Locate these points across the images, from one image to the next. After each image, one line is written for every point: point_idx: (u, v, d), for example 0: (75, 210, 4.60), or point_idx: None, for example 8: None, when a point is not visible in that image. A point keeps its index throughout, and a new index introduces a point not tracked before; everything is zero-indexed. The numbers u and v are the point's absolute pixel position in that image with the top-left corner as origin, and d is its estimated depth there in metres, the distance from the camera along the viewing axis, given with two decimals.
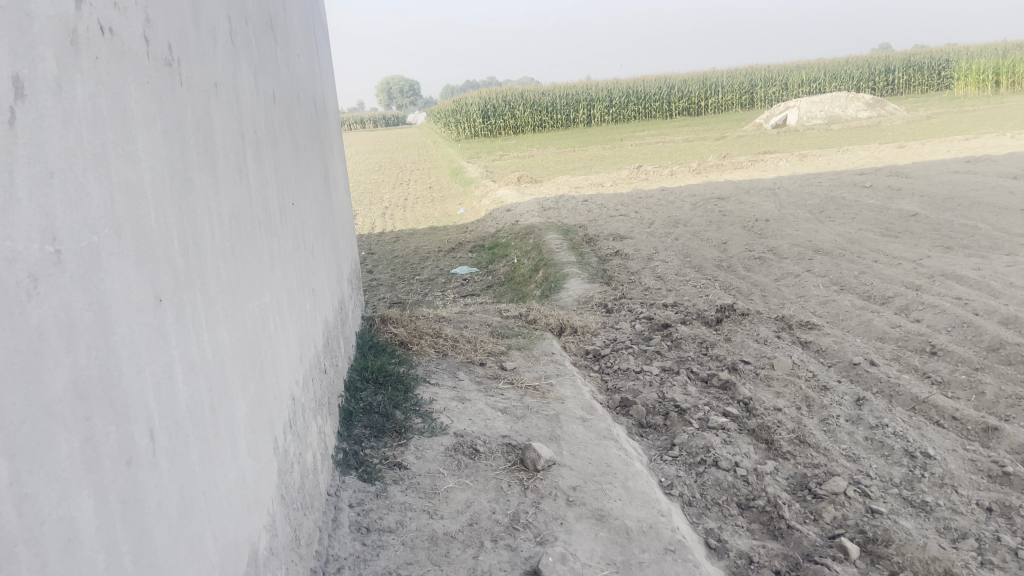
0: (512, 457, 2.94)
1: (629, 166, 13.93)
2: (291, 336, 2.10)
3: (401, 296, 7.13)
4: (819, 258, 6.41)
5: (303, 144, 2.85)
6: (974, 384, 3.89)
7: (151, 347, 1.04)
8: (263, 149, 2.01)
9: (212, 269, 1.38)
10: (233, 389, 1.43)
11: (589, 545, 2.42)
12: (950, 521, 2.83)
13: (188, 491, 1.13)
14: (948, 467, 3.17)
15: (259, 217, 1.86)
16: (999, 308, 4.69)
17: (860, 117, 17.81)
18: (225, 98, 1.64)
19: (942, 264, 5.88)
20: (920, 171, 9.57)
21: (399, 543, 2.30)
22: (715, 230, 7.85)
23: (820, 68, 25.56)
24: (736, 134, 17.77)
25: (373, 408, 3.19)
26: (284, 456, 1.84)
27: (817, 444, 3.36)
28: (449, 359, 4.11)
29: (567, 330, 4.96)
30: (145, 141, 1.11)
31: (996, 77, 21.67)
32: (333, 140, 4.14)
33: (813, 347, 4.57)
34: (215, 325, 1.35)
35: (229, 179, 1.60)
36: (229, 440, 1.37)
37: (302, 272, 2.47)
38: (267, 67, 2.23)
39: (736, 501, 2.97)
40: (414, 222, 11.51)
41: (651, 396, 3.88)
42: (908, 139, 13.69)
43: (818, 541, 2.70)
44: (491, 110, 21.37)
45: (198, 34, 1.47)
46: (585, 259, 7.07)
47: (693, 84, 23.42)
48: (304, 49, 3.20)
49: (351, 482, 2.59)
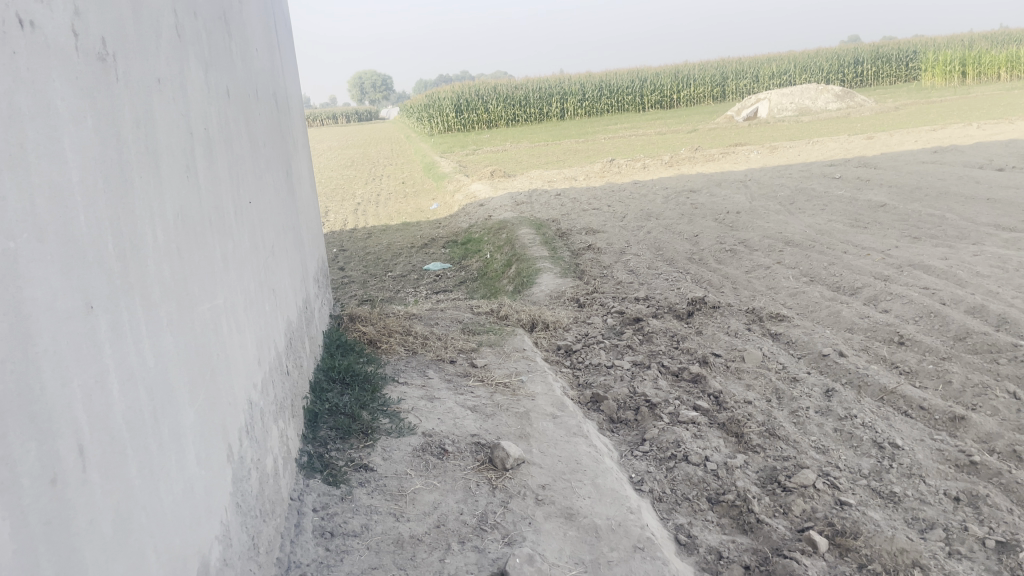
0: (481, 456, 2.91)
1: (601, 160, 13.90)
2: (248, 338, 2.05)
3: (373, 293, 7.07)
4: (789, 250, 6.45)
5: (262, 141, 2.78)
6: (941, 374, 3.92)
7: (80, 357, 0.99)
8: (215, 148, 1.95)
9: (154, 272, 1.33)
10: (181, 395, 1.39)
11: (558, 545, 2.40)
12: (918, 512, 2.84)
13: (125, 507, 1.08)
14: (916, 457, 3.19)
15: (210, 216, 1.80)
16: (966, 298, 4.74)
17: (829, 109, 17.98)
18: (170, 95, 1.58)
19: (910, 254, 5.93)
20: (888, 162, 9.65)
21: (363, 547, 2.26)
22: (686, 223, 7.85)
23: (791, 60, 25.75)
24: (708, 126, 17.83)
25: (339, 409, 3.14)
26: (239, 464, 1.79)
27: (787, 437, 3.36)
28: (418, 357, 4.06)
29: (539, 326, 4.94)
30: (74, 141, 1.06)
31: (962, 69, 21.93)
32: (296, 136, 4.06)
33: (783, 338, 4.59)
34: (158, 330, 1.31)
35: (175, 178, 1.55)
36: (175, 449, 1.32)
37: (262, 272, 2.41)
38: (220, 62, 2.16)
39: (706, 496, 2.96)
40: (386, 218, 11.40)
41: (622, 391, 3.87)
42: (876, 130, 13.83)
43: (788, 535, 2.69)
44: (464, 105, 21.32)
45: (139, 27, 1.42)
46: (557, 253, 7.04)
47: (665, 77, 23.51)
48: (263, 43, 3.13)
49: (316, 485, 2.54)
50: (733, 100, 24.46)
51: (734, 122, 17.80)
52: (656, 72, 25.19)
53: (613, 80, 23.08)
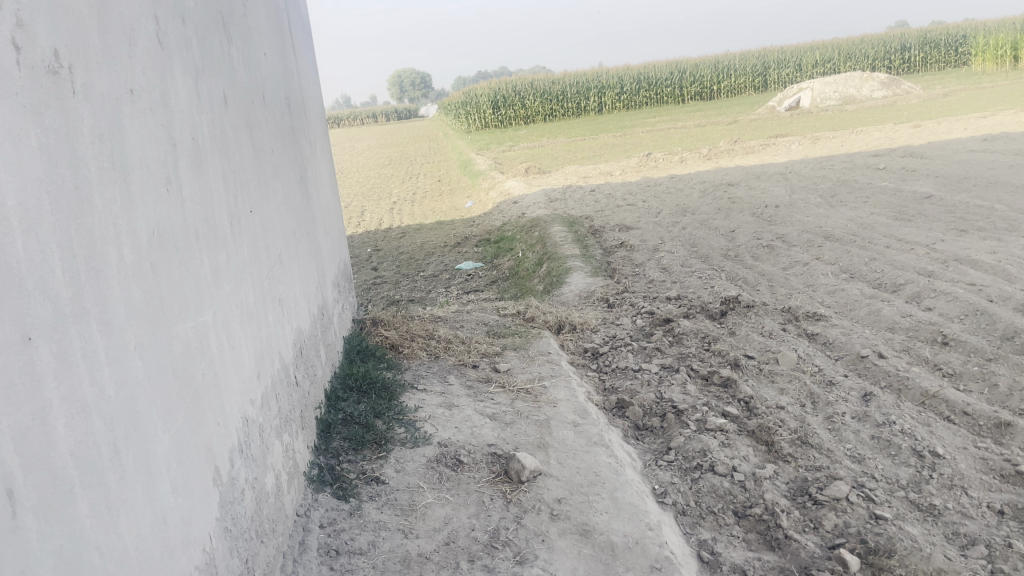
0: (497, 468, 2.82)
1: (638, 154, 13.70)
2: (245, 354, 1.99)
3: (404, 294, 7.03)
4: (829, 245, 6.25)
5: (269, 147, 2.72)
6: (987, 376, 3.73)
7: (10, 396, 0.94)
8: (206, 158, 1.88)
9: (119, 295, 1.26)
10: (152, 422, 1.32)
11: (571, 564, 2.32)
12: (959, 527, 2.68)
13: (74, 548, 1.03)
14: (958, 467, 3.02)
15: (198, 230, 1.73)
16: (1014, 294, 4.52)
17: (874, 96, 17.52)
18: (148, 105, 1.51)
19: (956, 248, 5.69)
20: (934, 151, 9.32)
21: (369, 566, 2.19)
22: (723, 218, 7.67)
23: (835, 47, 25.13)
24: (749, 117, 17.47)
25: (354, 418, 3.08)
26: (230, 485, 1.72)
27: (820, 445, 3.21)
28: (440, 363, 3.99)
29: (566, 328, 4.82)
30: (12, 162, 1.00)
31: (1014, 52, 21.16)
32: (314, 138, 3.99)
33: (820, 339, 4.42)
34: (124, 355, 1.24)
35: (151, 192, 1.47)
36: (143, 482, 1.25)
37: (264, 282, 2.34)
38: (215, 65, 2.09)
39: (732, 509, 2.84)
40: (422, 217, 11.34)
41: (648, 396, 3.74)
42: (924, 118, 13.43)
43: (818, 553, 2.56)
44: (500, 100, 21.27)
45: (106, 37, 1.33)
46: (589, 251, 6.91)
47: (705, 69, 23.17)
48: (273, 44, 3.06)
49: (324, 499, 2.48)
50: (775, 89, 24.00)
51: (777, 112, 17.43)
52: (694, 63, 24.77)
53: (649, 72, 22.77)
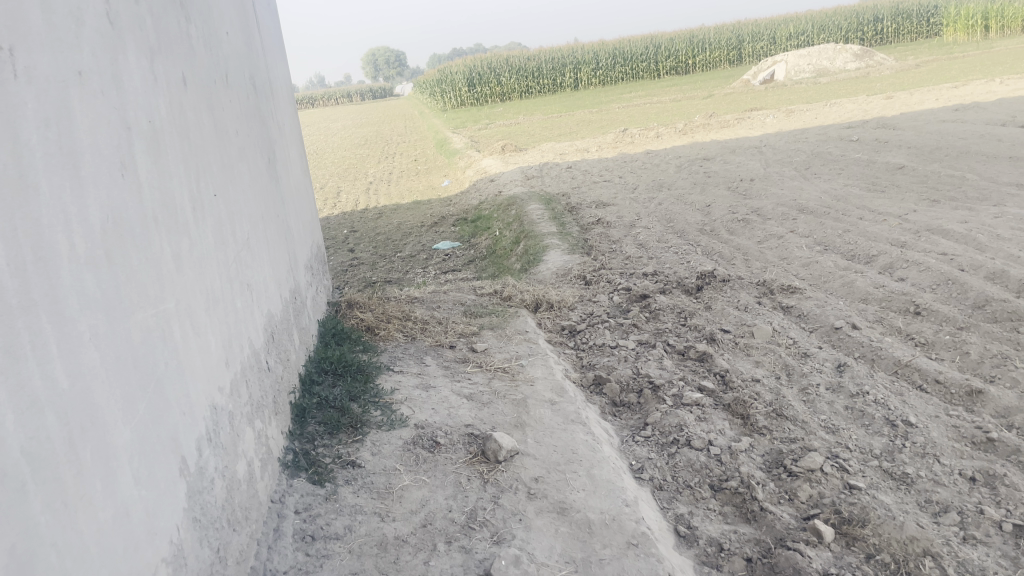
0: (474, 448, 2.81)
1: (614, 130, 13.66)
2: (211, 341, 1.95)
3: (380, 275, 6.97)
4: (803, 217, 6.27)
5: (233, 129, 2.66)
6: (958, 345, 3.77)
7: None
8: (164, 140, 1.83)
9: (70, 285, 1.22)
10: (112, 414, 1.29)
11: (548, 543, 2.31)
12: (931, 495, 2.72)
13: (28, 546, 1.01)
14: (930, 436, 3.05)
15: (156, 215, 1.69)
16: (985, 263, 4.56)
17: (848, 68, 17.58)
18: (99, 87, 1.46)
19: (928, 218, 5.73)
20: (906, 121, 9.38)
21: (345, 551, 2.18)
22: (698, 193, 7.68)
23: (809, 21, 25.16)
24: (724, 91, 17.45)
25: (329, 402, 3.05)
26: (198, 476, 1.70)
27: (795, 417, 3.23)
28: (417, 344, 3.97)
29: (543, 306, 4.79)
30: None
31: (984, 22, 21.28)
32: (283, 120, 3.92)
33: (795, 311, 4.44)
34: (77, 346, 1.21)
35: (104, 178, 1.43)
36: (103, 475, 1.23)
37: (231, 267, 2.30)
38: (172, 46, 2.03)
39: (709, 483, 2.85)
40: (398, 197, 11.25)
41: (625, 372, 3.75)
42: (896, 89, 13.51)
43: (793, 524, 2.59)
44: (476, 78, 21.15)
45: (49, 16, 1.27)
46: (566, 229, 6.89)
47: (680, 43, 23.12)
48: (235, 22, 2.98)
49: (300, 485, 2.46)
50: (749, 63, 23.99)
51: (752, 86, 17.41)
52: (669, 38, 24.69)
53: (625, 47, 22.68)
